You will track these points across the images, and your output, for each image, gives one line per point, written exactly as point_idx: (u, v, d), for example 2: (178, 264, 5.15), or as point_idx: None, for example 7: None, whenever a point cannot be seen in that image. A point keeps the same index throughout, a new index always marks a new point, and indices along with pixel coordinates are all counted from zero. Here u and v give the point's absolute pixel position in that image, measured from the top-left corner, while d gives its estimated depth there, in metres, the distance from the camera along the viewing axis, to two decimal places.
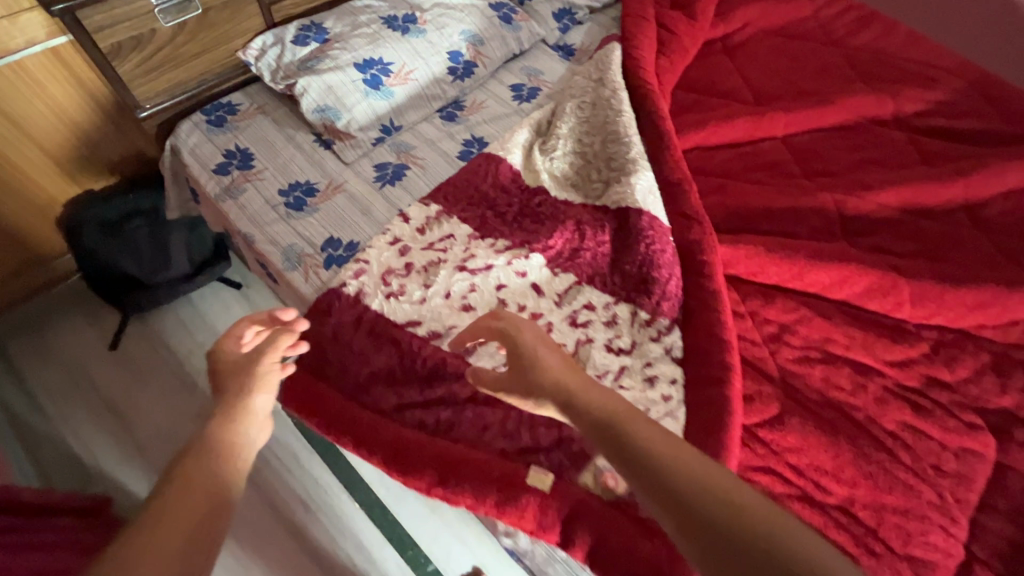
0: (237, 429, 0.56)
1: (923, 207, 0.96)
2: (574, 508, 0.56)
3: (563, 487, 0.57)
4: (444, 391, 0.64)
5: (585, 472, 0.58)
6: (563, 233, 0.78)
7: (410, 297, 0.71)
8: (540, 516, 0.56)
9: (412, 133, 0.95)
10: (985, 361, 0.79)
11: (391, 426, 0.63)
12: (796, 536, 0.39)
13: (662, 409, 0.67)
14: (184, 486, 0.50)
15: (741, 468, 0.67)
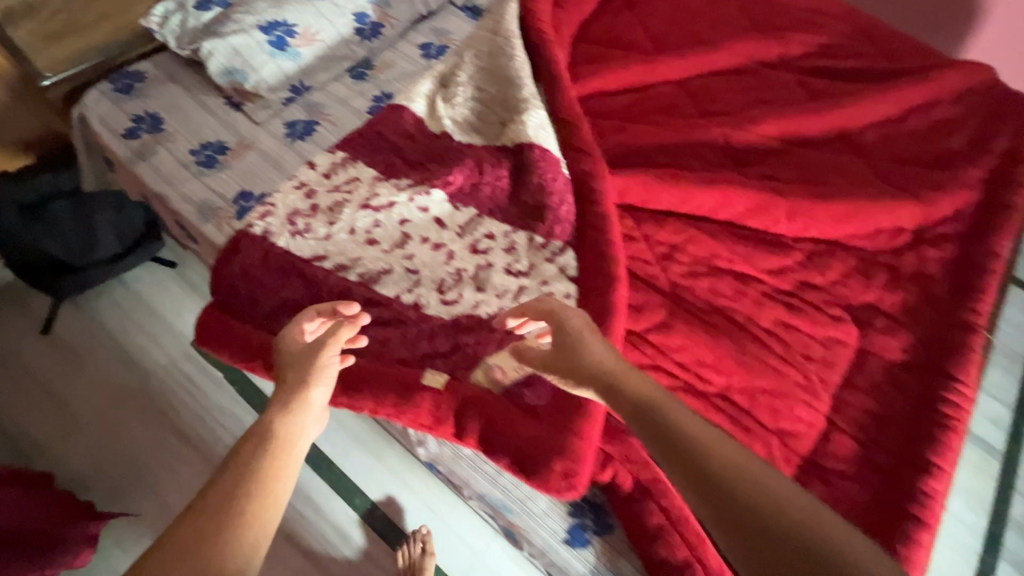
0: (289, 423, 0.54)
1: (805, 137, 1.04)
2: (464, 400, 0.64)
3: (455, 384, 0.65)
4: None
5: (476, 370, 0.66)
6: (463, 170, 0.83)
7: (315, 235, 0.77)
8: (434, 409, 0.64)
9: (322, 92, 0.98)
10: (852, 265, 0.89)
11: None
12: (849, 546, 0.37)
13: None
14: (236, 478, 0.49)
15: None
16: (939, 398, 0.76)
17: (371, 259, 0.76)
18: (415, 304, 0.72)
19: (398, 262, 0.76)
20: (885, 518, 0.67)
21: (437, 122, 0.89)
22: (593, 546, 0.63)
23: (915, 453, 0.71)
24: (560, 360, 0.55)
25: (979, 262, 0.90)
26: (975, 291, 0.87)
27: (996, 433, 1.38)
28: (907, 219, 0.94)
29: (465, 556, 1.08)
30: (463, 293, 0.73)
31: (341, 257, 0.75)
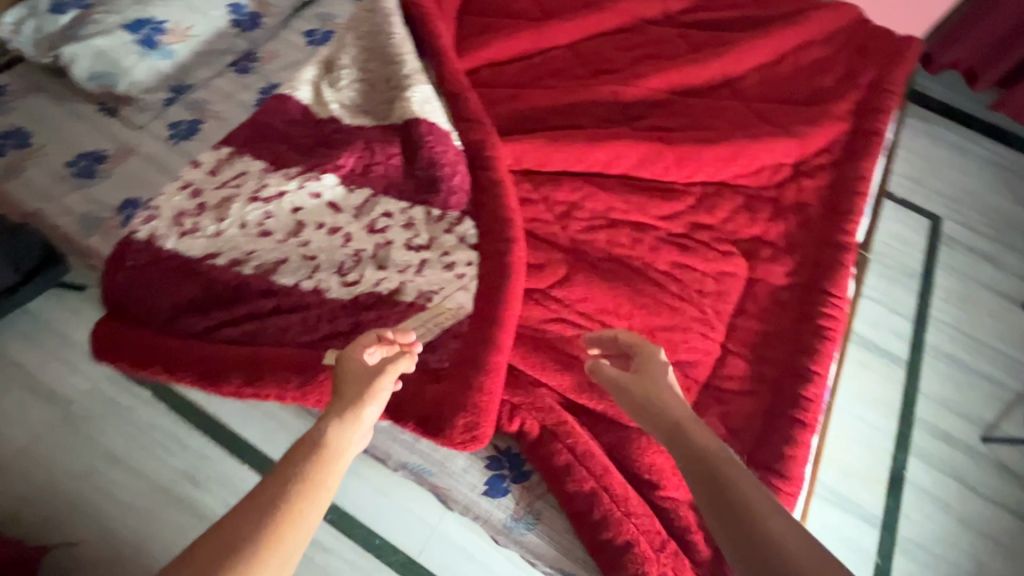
0: (344, 439, 0.48)
1: (689, 88, 1.09)
2: None
3: None
4: (248, 307, 0.72)
5: None
6: (353, 152, 0.83)
7: (204, 233, 0.75)
8: None
9: (205, 90, 0.95)
10: (738, 203, 0.95)
11: (201, 348, 0.70)
12: None
13: (456, 286, 0.75)
14: (282, 493, 0.43)
15: (537, 322, 0.78)
16: (816, 312, 0.83)
17: (268, 251, 0.75)
18: (316, 288, 0.73)
19: (295, 251, 0.76)
20: (775, 425, 0.74)
21: (325, 108, 0.89)
22: (513, 493, 0.67)
23: (797, 364, 0.79)
24: (636, 389, 0.53)
25: (849, 186, 0.99)
26: (846, 213, 0.95)
27: (896, 343, 1.52)
28: (785, 154, 1.01)
29: (420, 530, 1.12)
30: (364, 272, 0.74)
31: (235, 252, 0.74)
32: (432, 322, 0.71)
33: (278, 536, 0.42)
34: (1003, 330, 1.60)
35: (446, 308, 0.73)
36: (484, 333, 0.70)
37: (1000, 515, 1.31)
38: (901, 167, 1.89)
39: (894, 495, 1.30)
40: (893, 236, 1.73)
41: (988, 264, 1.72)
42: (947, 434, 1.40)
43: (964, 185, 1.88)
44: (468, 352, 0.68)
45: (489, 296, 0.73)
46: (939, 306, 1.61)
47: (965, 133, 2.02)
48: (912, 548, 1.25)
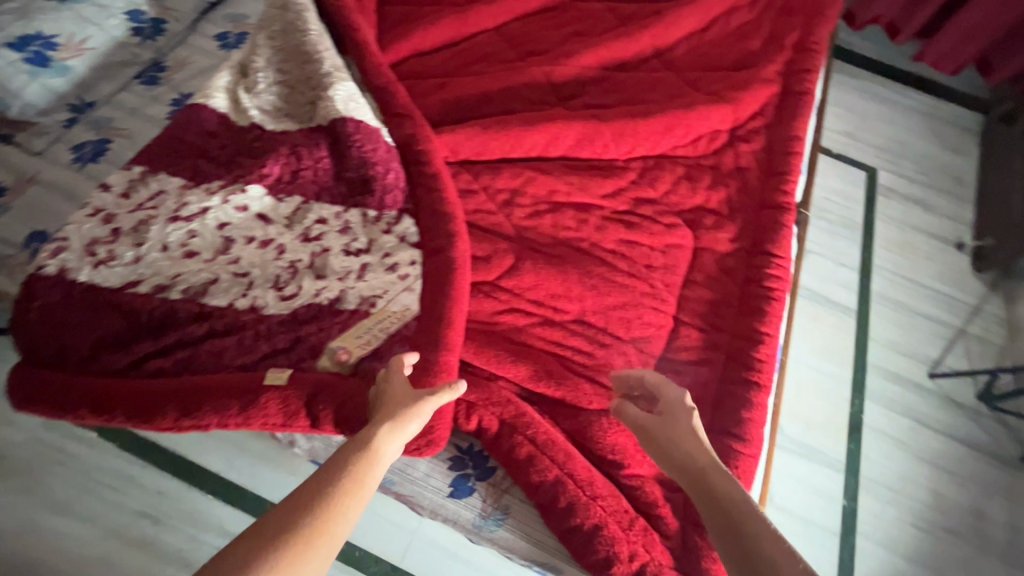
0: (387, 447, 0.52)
1: (621, 64, 1.09)
2: (312, 390, 0.65)
3: (300, 376, 0.66)
4: (178, 334, 0.67)
5: (322, 357, 0.68)
6: (277, 159, 0.79)
7: (121, 260, 0.69)
8: (283, 407, 0.64)
9: (111, 106, 0.89)
10: (679, 174, 0.96)
11: (129, 384, 0.65)
12: None
13: (400, 288, 0.73)
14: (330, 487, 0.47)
15: (487, 315, 0.76)
16: (761, 274, 0.85)
17: (194, 273, 0.70)
18: (252, 307, 0.70)
19: (226, 270, 0.71)
20: (730, 390, 0.75)
21: (243, 115, 0.84)
22: (479, 492, 0.66)
23: (747, 327, 0.80)
24: (658, 433, 0.57)
25: (783, 147, 1.01)
26: (782, 174, 0.97)
27: (844, 294, 1.58)
28: (720, 120, 1.02)
29: (400, 536, 1.10)
30: (302, 284, 0.71)
31: (158, 278, 0.69)
32: (376, 328, 0.70)
33: (333, 525, 0.45)
34: (940, 270, 1.68)
35: (390, 312, 0.71)
36: (432, 333, 0.68)
37: (951, 445, 1.39)
38: (835, 124, 1.95)
39: (855, 439, 1.36)
40: (834, 191, 1.79)
41: (922, 209, 1.80)
42: (898, 374, 1.47)
43: (893, 136, 1.96)
44: (417, 354, 0.67)
45: (434, 296, 0.71)
46: (881, 254, 1.68)
47: (891, 86, 2.10)
48: (875, 487, 1.31)
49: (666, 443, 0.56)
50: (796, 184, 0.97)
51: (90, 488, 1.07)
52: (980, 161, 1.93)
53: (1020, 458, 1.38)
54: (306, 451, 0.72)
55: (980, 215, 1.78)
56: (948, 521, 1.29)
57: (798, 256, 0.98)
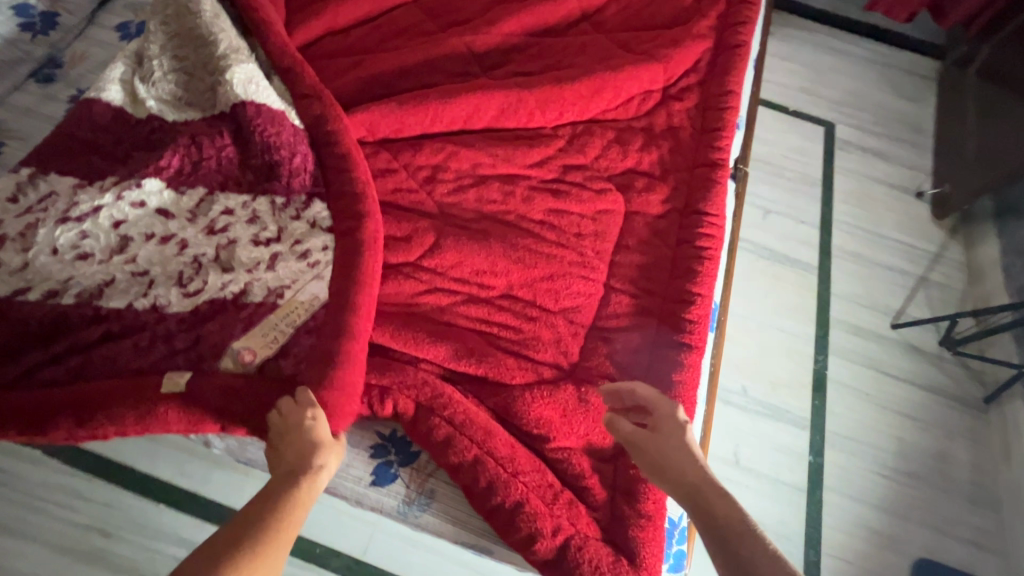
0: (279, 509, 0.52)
1: (547, 29, 1.05)
2: (215, 393, 0.62)
3: (200, 381, 0.63)
4: (71, 340, 0.65)
5: (224, 359, 0.65)
6: (175, 150, 0.74)
7: (9, 267, 0.66)
8: (184, 413, 0.62)
9: (4, 109, 0.84)
10: (609, 137, 0.93)
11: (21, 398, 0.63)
12: None
13: (311, 276, 0.71)
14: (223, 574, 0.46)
15: (408, 296, 0.73)
16: (694, 234, 0.83)
17: (93, 275, 0.67)
18: (153, 306, 0.66)
19: (128, 271, 0.68)
20: (662, 353, 0.73)
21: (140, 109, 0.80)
22: (402, 478, 0.64)
23: (680, 289, 0.78)
24: (651, 447, 0.57)
25: (716, 103, 0.98)
26: (716, 130, 0.95)
27: (805, 252, 1.57)
28: (652, 79, 0.99)
29: (362, 529, 1.08)
30: (207, 278, 0.68)
31: (53, 282, 0.66)
32: (283, 323, 0.67)
33: None
34: (900, 220, 1.67)
35: (299, 301, 0.69)
36: (336, 320, 0.65)
37: (915, 393, 1.39)
38: (791, 80, 1.92)
39: (819, 395, 1.36)
40: (792, 148, 1.76)
41: (880, 160, 1.79)
42: (860, 327, 1.47)
43: (851, 88, 1.94)
44: (324, 344, 0.64)
45: (342, 280, 0.69)
46: (841, 209, 1.67)
47: (845, 38, 2.08)
48: (840, 441, 1.31)
49: (661, 457, 0.56)
50: (731, 139, 0.94)
51: (39, 507, 1.04)
52: (938, 107, 1.92)
53: (982, 400, 1.39)
54: (224, 451, 0.70)
55: (939, 162, 1.76)
56: (913, 468, 1.29)
57: (738, 213, 0.96)
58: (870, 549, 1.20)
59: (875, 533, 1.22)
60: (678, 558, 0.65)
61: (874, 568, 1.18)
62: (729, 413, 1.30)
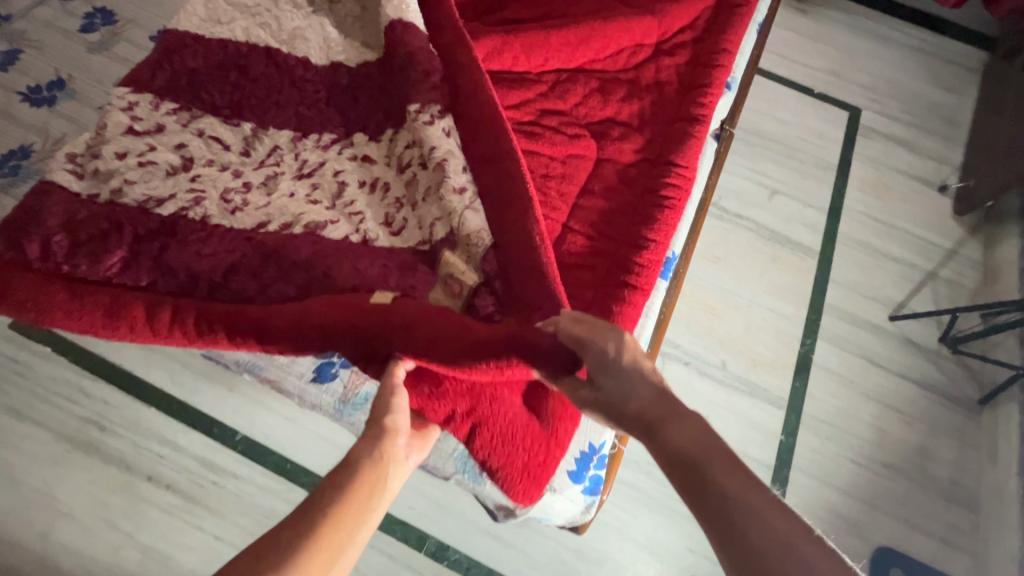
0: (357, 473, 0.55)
1: None
2: (402, 314, 0.64)
3: (402, 302, 0.66)
4: (297, 257, 0.71)
5: (434, 290, 0.71)
6: (366, 99, 0.87)
7: (254, 206, 0.77)
8: (394, 336, 0.64)
9: (25, 20, 0.99)
10: (592, 86, 0.93)
11: (111, 291, 0.70)
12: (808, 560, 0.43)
13: (463, 202, 0.74)
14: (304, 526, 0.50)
15: (357, 216, 0.76)
16: (659, 184, 0.83)
17: (255, 194, 0.78)
18: (364, 240, 0.75)
19: (342, 211, 0.77)
20: (605, 291, 0.75)
21: (205, 27, 0.90)
22: (341, 377, 0.73)
23: (634, 235, 0.79)
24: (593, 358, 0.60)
25: (706, 61, 0.97)
26: (702, 87, 0.93)
27: (807, 235, 1.53)
28: (643, 34, 0.98)
29: (331, 452, 1.15)
30: (407, 217, 0.77)
31: (198, 194, 0.76)
32: (470, 264, 0.72)
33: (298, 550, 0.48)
34: (917, 212, 1.60)
35: (466, 236, 0.72)
36: (525, 266, 0.71)
37: (904, 385, 1.35)
38: (820, 61, 1.85)
39: (800, 377, 1.34)
40: (811, 131, 1.71)
41: (905, 150, 1.71)
42: (854, 315, 1.43)
43: (883, 74, 1.85)
44: (519, 285, 0.70)
45: (507, 211, 0.74)
46: (854, 196, 1.61)
47: (887, 22, 1.98)
48: (816, 424, 1.29)
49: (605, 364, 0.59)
50: (716, 97, 0.93)
51: (42, 396, 1.12)
52: (978, 100, 1.81)
53: (977, 401, 1.34)
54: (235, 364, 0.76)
55: (968, 156, 1.67)
56: (891, 459, 1.26)
57: (714, 174, 0.96)
58: (833, 533, 1.18)
59: (841, 518, 1.19)
60: (594, 483, 0.72)
61: None
62: (704, 383, 1.31)
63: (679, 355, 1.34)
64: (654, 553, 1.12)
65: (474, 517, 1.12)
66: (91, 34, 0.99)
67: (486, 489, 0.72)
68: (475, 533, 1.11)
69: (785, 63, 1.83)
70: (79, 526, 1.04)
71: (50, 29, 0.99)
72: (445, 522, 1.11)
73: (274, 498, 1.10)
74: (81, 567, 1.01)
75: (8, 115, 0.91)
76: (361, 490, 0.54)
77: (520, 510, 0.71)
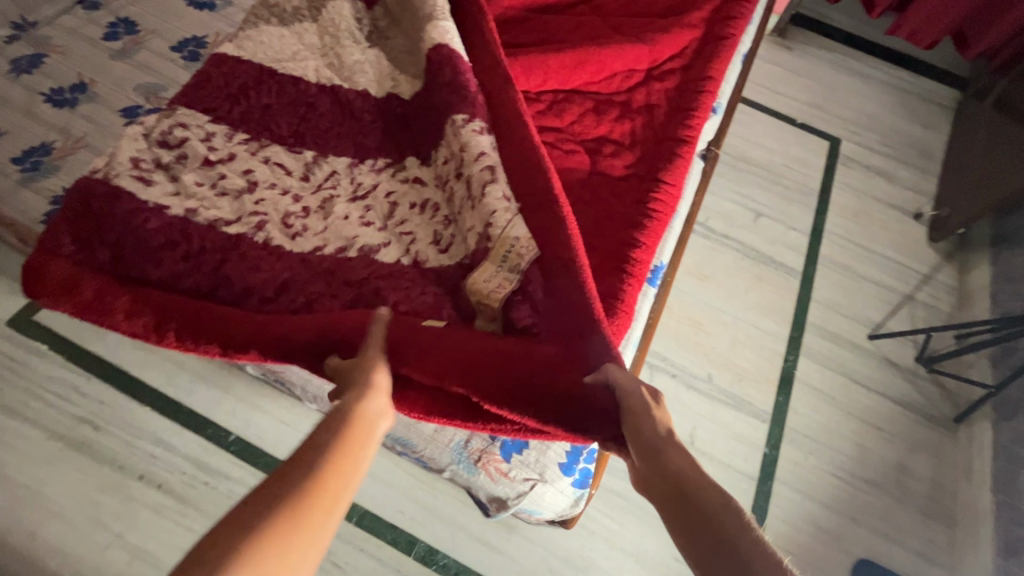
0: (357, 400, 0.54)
1: (545, 6, 1.14)
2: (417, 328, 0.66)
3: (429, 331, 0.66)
4: (358, 287, 0.74)
5: (481, 321, 0.71)
6: (416, 116, 0.90)
7: (313, 233, 0.80)
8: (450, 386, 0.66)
9: (51, 27, 1.01)
10: (587, 106, 1.00)
11: (174, 297, 0.75)
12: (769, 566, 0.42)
13: (505, 216, 0.73)
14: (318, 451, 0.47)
15: (405, 240, 0.79)
16: (647, 197, 0.88)
17: (314, 220, 0.81)
18: (415, 261, 0.77)
19: (395, 234, 0.80)
20: (602, 286, 0.78)
21: (278, 62, 0.95)
22: None
23: (626, 238, 0.83)
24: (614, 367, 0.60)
25: (694, 86, 1.03)
26: (688, 110, 1.00)
27: (791, 256, 1.60)
28: (636, 59, 1.05)
29: None
30: (454, 237, 0.78)
31: (262, 216, 0.80)
32: (505, 268, 0.71)
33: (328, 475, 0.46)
34: (894, 238, 1.68)
35: (507, 240, 0.72)
36: (560, 284, 0.69)
37: (883, 403, 1.39)
38: (803, 94, 1.95)
39: (783, 392, 1.38)
40: (795, 158, 1.79)
41: (883, 179, 1.80)
42: (836, 334, 1.48)
43: (863, 108, 1.96)
44: (560, 307, 0.67)
45: (547, 230, 0.73)
46: (835, 221, 1.68)
47: (865, 60, 2.10)
48: (799, 438, 1.33)
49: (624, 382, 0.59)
50: (702, 120, 0.99)
51: (38, 395, 1.13)
52: (951, 135, 1.91)
53: (953, 420, 1.38)
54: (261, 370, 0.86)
55: (942, 186, 1.76)
56: (871, 474, 1.29)
57: (700, 190, 1.03)
58: (814, 544, 1.20)
59: (823, 531, 1.22)
60: (584, 476, 0.73)
61: (816, 563, 1.18)
62: (692, 397, 1.34)
63: (667, 367, 1.38)
64: (640, 563, 1.14)
65: (464, 520, 1.14)
66: (113, 42, 1.01)
67: (478, 479, 0.77)
68: (464, 539, 1.12)
69: (771, 94, 1.93)
70: (67, 524, 1.03)
71: (74, 35, 1.01)
72: (434, 526, 1.12)
73: None
74: (69, 567, 1.00)
75: (30, 114, 0.92)
76: (353, 443, 0.49)
77: (512, 500, 0.77)
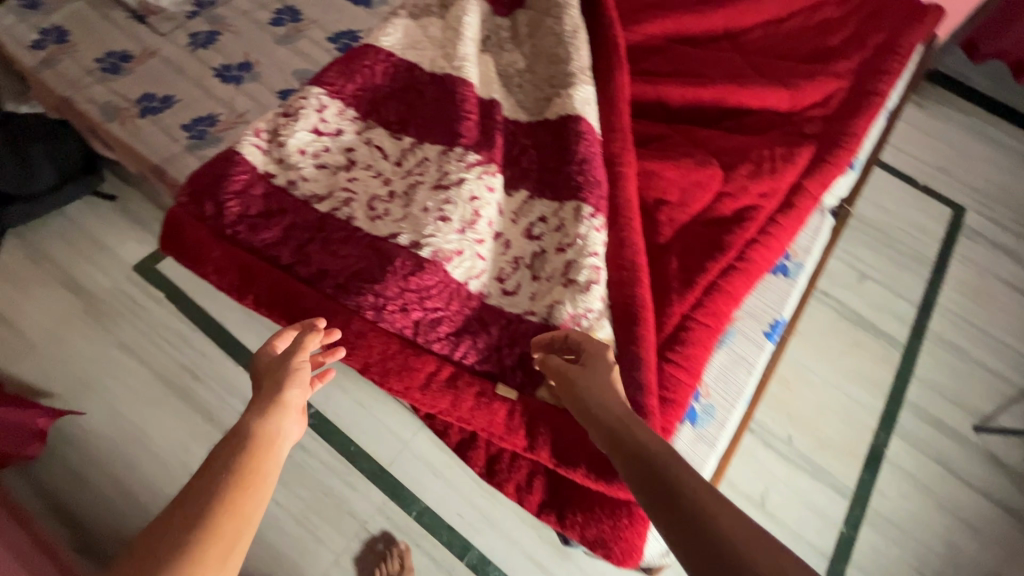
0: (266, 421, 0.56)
1: (688, 36, 1.11)
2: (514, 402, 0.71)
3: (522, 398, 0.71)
4: (436, 280, 0.71)
5: (541, 389, 0.72)
6: (527, 153, 0.85)
7: (389, 218, 0.78)
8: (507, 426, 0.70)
9: (226, 8, 1.10)
10: None
11: (241, 254, 0.76)
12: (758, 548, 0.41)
13: (594, 315, 0.72)
14: (212, 479, 0.49)
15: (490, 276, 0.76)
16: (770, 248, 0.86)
17: (396, 206, 0.79)
18: (479, 292, 0.75)
19: (465, 239, 0.74)
20: (694, 344, 0.75)
21: (399, 48, 0.94)
22: None
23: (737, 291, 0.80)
24: (575, 374, 0.62)
25: (835, 140, 0.99)
26: (824, 160, 0.96)
27: (896, 326, 1.49)
28: (776, 102, 1.02)
29: (393, 444, 1.19)
30: (523, 283, 0.76)
31: (350, 195, 0.79)
32: None
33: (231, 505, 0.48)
34: (1017, 325, 1.53)
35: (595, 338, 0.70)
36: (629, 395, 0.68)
37: (982, 502, 1.27)
38: (930, 155, 1.83)
39: (870, 470, 1.29)
40: (913, 223, 1.67)
41: (1010, 259, 1.65)
42: (937, 419, 1.37)
43: (996, 179, 1.81)
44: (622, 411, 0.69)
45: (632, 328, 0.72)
46: (950, 296, 1.56)
47: (1005, 128, 1.94)
48: (882, 522, 1.23)
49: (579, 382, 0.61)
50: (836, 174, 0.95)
51: (152, 338, 1.22)
52: None
53: None
54: None
55: None
56: None
57: (826, 247, 0.99)
58: None
59: None
60: None
61: None
62: (769, 456, 1.28)
63: None
64: None
65: (521, 538, 1.13)
66: (278, 28, 1.09)
67: None
68: (518, 556, 1.11)
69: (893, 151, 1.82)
70: (161, 464, 1.10)
71: (245, 18, 1.09)
72: (491, 538, 1.12)
73: (335, 477, 1.14)
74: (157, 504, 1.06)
75: (200, 86, 1.00)
76: (253, 473, 0.51)
77: None
